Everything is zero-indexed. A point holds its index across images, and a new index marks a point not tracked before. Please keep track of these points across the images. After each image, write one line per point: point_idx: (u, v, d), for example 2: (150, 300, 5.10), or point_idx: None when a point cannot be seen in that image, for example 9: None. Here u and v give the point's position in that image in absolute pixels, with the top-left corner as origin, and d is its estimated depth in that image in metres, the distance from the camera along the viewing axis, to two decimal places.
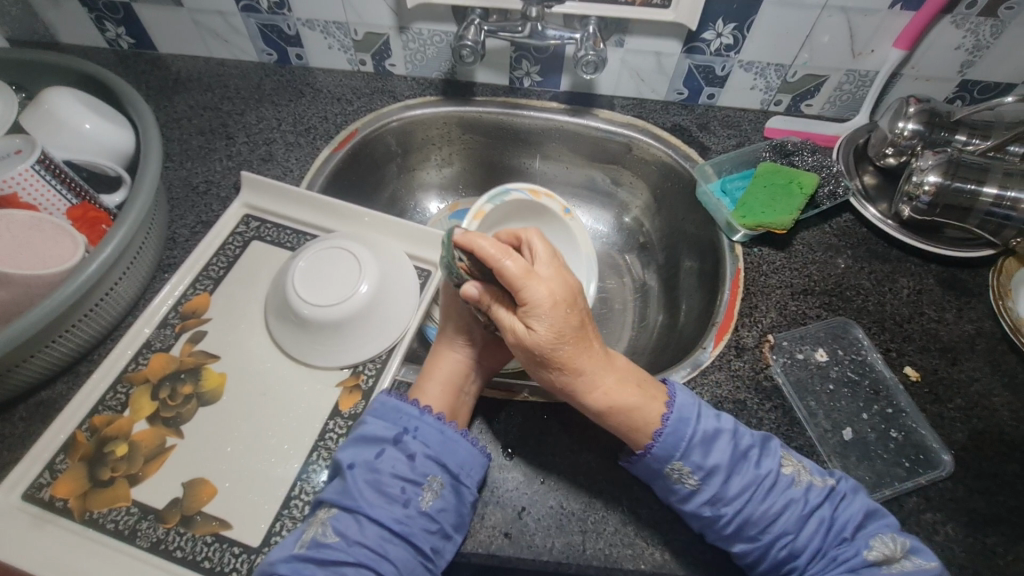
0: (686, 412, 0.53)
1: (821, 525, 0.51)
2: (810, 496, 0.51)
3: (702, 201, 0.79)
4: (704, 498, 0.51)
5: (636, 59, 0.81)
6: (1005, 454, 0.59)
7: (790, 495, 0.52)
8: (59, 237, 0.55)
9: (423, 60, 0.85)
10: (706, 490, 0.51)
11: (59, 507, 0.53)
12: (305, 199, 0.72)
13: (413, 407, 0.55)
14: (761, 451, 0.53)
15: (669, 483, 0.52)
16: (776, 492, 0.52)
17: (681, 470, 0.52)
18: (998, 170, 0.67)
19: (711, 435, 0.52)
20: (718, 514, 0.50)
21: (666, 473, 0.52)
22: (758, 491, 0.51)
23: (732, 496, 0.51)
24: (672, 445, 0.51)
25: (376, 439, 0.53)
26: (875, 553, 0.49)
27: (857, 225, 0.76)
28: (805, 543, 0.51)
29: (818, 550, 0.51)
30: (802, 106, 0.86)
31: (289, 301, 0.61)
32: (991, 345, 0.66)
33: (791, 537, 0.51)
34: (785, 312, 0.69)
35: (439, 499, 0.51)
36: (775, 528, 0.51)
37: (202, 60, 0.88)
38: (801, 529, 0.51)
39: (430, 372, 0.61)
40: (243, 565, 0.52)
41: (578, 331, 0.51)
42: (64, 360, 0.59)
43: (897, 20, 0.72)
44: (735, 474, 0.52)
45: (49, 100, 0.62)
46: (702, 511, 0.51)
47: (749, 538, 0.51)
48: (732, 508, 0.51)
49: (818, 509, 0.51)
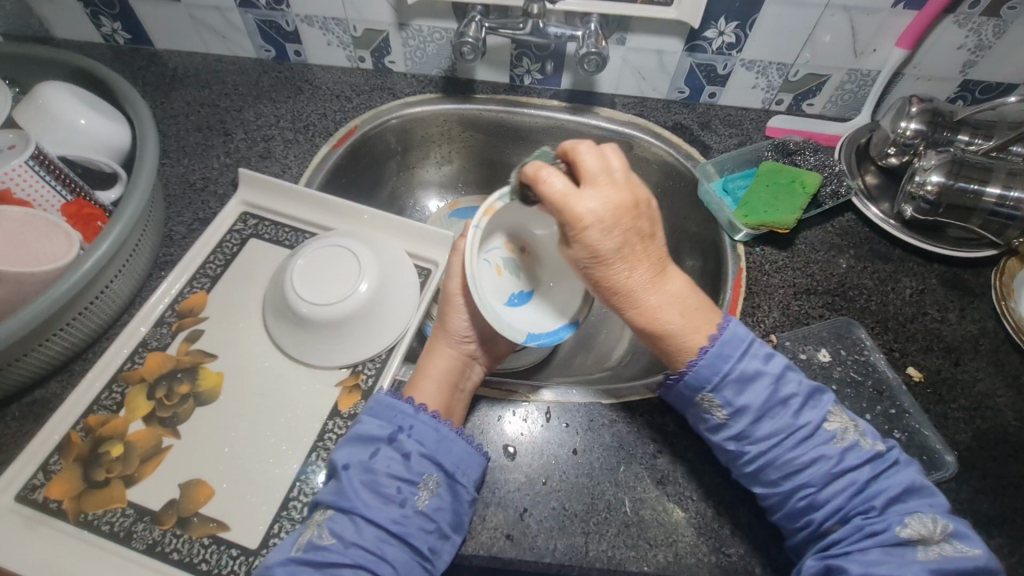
0: (727, 348, 0.49)
1: (852, 486, 0.48)
2: (847, 458, 0.49)
3: (704, 200, 0.78)
4: (730, 432, 0.50)
5: (637, 57, 0.81)
6: (1009, 455, 0.59)
7: (822, 450, 0.49)
8: (53, 234, 0.54)
9: (423, 57, 0.85)
10: (734, 425, 0.50)
11: (53, 508, 0.52)
12: (303, 196, 0.72)
13: (408, 405, 0.54)
14: (805, 403, 0.50)
15: (698, 412, 0.52)
16: (810, 444, 0.49)
17: (711, 400, 0.50)
18: (1001, 170, 0.67)
19: (750, 376, 0.49)
20: (742, 449, 0.50)
21: (696, 402, 0.51)
22: (787, 438, 0.49)
23: (759, 438, 0.49)
24: (704, 378, 0.49)
25: (371, 438, 0.52)
26: (909, 530, 0.46)
27: (860, 224, 0.76)
28: (829, 501, 0.48)
29: (841, 510, 0.48)
30: (803, 105, 0.86)
31: (288, 300, 0.61)
32: (995, 345, 0.66)
33: (813, 490, 0.48)
34: (788, 311, 0.68)
35: (434, 497, 0.51)
36: (799, 478, 0.49)
37: (200, 56, 0.87)
38: (827, 487, 0.48)
39: (425, 370, 0.60)
40: (241, 567, 0.51)
41: (624, 249, 0.50)
42: (59, 358, 0.58)
43: (899, 19, 0.72)
44: (767, 418, 0.49)
45: (44, 94, 0.61)
46: (726, 444, 0.51)
47: (768, 481, 0.50)
48: (757, 448, 0.49)
49: (854, 471, 0.48)
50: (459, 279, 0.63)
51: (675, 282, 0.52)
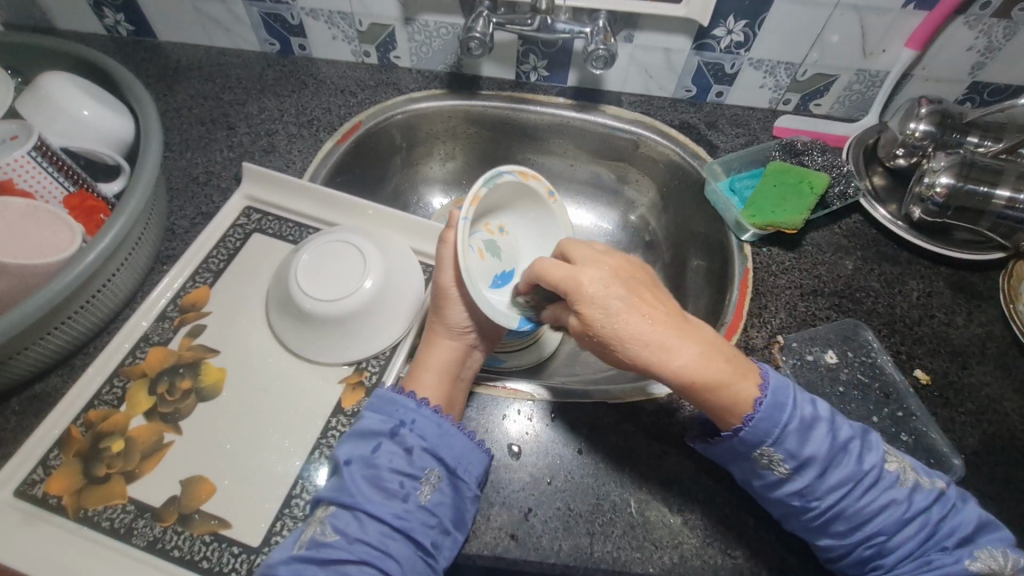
0: (781, 398, 0.48)
1: (922, 528, 0.48)
2: (915, 499, 0.48)
3: (711, 199, 0.78)
4: (796, 489, 0.48)
5: (645, 55, 0.80)
6: (1016, 459, 0.58)
7: (890, 493, 0.48)
8: (55, 226, 0.54)
9: (429, 52, 0.84)
10: (798, 480, 0.48)
11: (52, 504, 0.51)
12: (307, 191, 0.71)
13: (407, 400, 0.53)
14: (863, 446, 0.49)
15: (757, 468, 0.49)
16: (875, 490, 0.48)
17: (771, 457, 0.49)
18: (1012, 172, 0.66)
19: (809, 423, 0.48)
20: (808, 505, 0.48)
21: (754, 457, 0.49)
22: (856, 487, 0.48)
23: (827, 489, 0.48)
24: (763, 432, 0.48)
25: (372, 433, 0.52)
26: (979, 564, 0.46)
27: (867, 226, 0.75)
28: (899, 546, 0.48)
29: (912, 551, 0.48)
30: (811, 105, 0.85)
31: (292, 295, 0.60)
32: (1002, 349, 0.66)
33: (883, 537, 0.48)
34: (795, 313, 0.68)
35: (436, 492, 0.50)
36: (868, 526, 0.48)
37: (203, 49, 0.87)
38: (898, 531, 0.48)
39: (423, 361, 0.58)
40: (242, 566, 0.50)
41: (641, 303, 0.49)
42: (60, 352, 0.57)
43: (910, 19, 0.72)
44: (833, 467, 0.48)
45: (47, 85, 0.60)
46: (789, 500, 0.49)
47: (835, 533, 0.49)
48: (824, 502, 0.48)
49: (924, 512, 0.48)
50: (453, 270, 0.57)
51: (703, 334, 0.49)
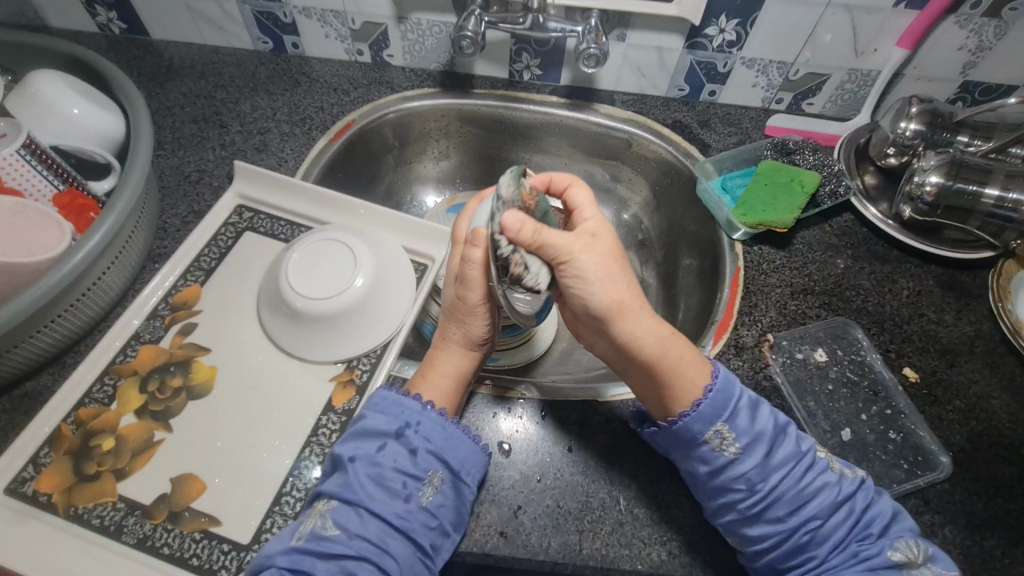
0: (730, 377, 0.52)
1: (851, 516, 0.49)
2: (845, 485, 0.50)
3: (703, 198, 0.78)
4: (741, 468, 0.50)
5: (637, 54, 0.80)
6: (1003, 457, 0.59)
7: (826, 478, 0.50)
8: (45, 225, 0.54)
9: (422, 51, 0.84)
10: (747, 459, 0.50)
11: (42, 502, 0.51)
12: (299, 189, 0.71)
13: (414, 401, 0.53)
14: (800, 432, 0.52)
15: (705, 450, 0.50)
16: (814, 473, 0.50)
17: (723, 435, 0.50)
18: (1001, 171, 0.67)
19: (755, 403, 0.52)
20: (752, 487, 0.49)
21: (704, 438, 0.50)
22: (795, 468, 0.50)
23: (771, 469, 0.50)
24: (720, 407, 0.50)
25: (378, 432, 0.52)
26: (898, 554, 0.48)
27: (858, 225, 0.75)
28: (831, 533, 0.49)
29: (841, 540, 0.49)
30: (803, 104, 0.85)
31: (282, 293, 0.60)
32: (990, 347, 0.66)
33: (818, 523, 0.49)
34: (785, 311, 0.68)
35: (439, 494, 0.50)
36: (806, 510, 0.49)
37: (196, 47, 0.86)
38: (830, 517, 0.49)
39: (435, 366, 0.57)
40: (232, 563, 0.50)
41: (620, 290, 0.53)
42: (51, 350, 0.58)
43: (901, 19, 0.72)
44: (778, 447, 0.50)
45: (36, 83, 0.60)
46: (732, 482, 0.49)
47: (773, 518, 0.49)
48: (767, 483, 0.49)
49: (852, 500, 0.50)
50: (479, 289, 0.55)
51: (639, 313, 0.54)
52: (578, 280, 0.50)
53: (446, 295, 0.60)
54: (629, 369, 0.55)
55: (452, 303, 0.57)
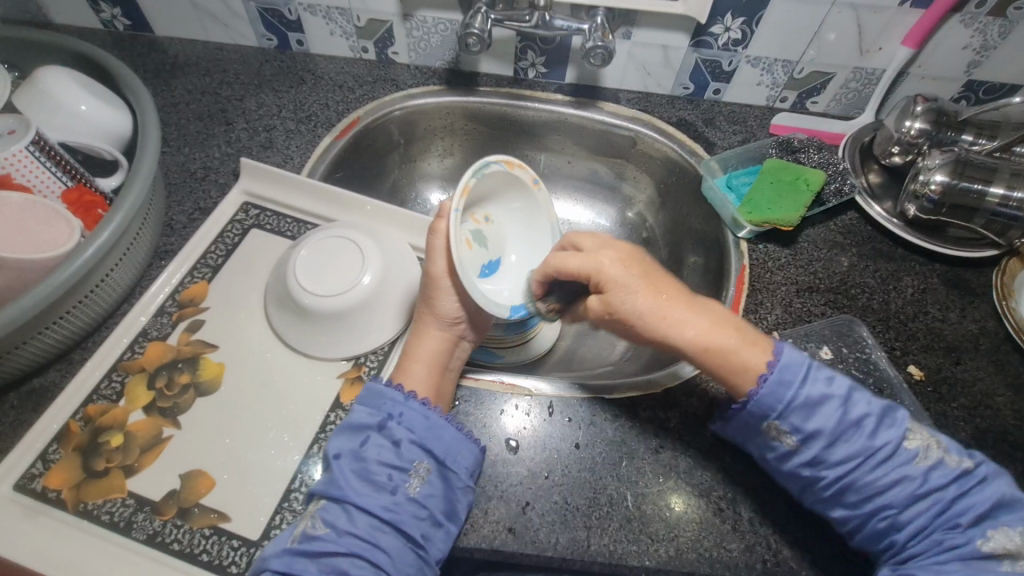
0: (788, 374, 0.47)
1: (936, 507, 0.47)
2: (932, 477, 0.47)
3: (708, 196, 0.78)
4: (803, 459, 0.49)
5: (643, 52, 0.80)
6: (1008, 454, 0.59)
7: (904, 471, 0.47)
8: (53, 221, 0.54)
9: (427, 48, 0.84)
10: (806, 452, 0.48)
11: (51, 498, 0.51)
12: (306, 187, 0.71)
13: (395, 393, 0.54)
14: (880, 422, 0.48)
15: (765, 440, 0.50)
16: (888, 465, 0.47)
17: (780, 428, 0.49)
18: (1006, 170, 0.67)
19: (818, 400, 0.48)
20: (818, 475, 0.48)
21: (762, 430, 0.49)
22: (864, 462, 0.47)
23: (834, 462, 0.48)
24: (768, 406, 0.48)
25: (361, 427, 0.52)
26: (992, 545, 0.45)
27: (862, 223, 0.76)
28: (912, 523, 0.47)
29: (926, 530, 0.47)
30: (807, 103, 0.85)
31: (290, 290, 0.60)
32: (995, 345, 0.67)
33: (895, 512, 0.47)
34: (790, 309, 0.68)
35: (425, 485, 0.50)
36: (882, 500, 0.47)
37: (201, 44, 0.86)
38: (911, 507, 0.47)
39: (412, 351, 0.58)
40: (242, 559, 0.51)
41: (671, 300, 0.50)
42: (59, 347, 0.58)
43: (906, 18, 0.72)
44: (841, 442, 0.48)
45: (43, 79, 0.60)
46: (798, 470, 0.49)
47: (847, 504, 0.49)
48: (833, 474, 0.48)
49: (940, 490, 0.47)
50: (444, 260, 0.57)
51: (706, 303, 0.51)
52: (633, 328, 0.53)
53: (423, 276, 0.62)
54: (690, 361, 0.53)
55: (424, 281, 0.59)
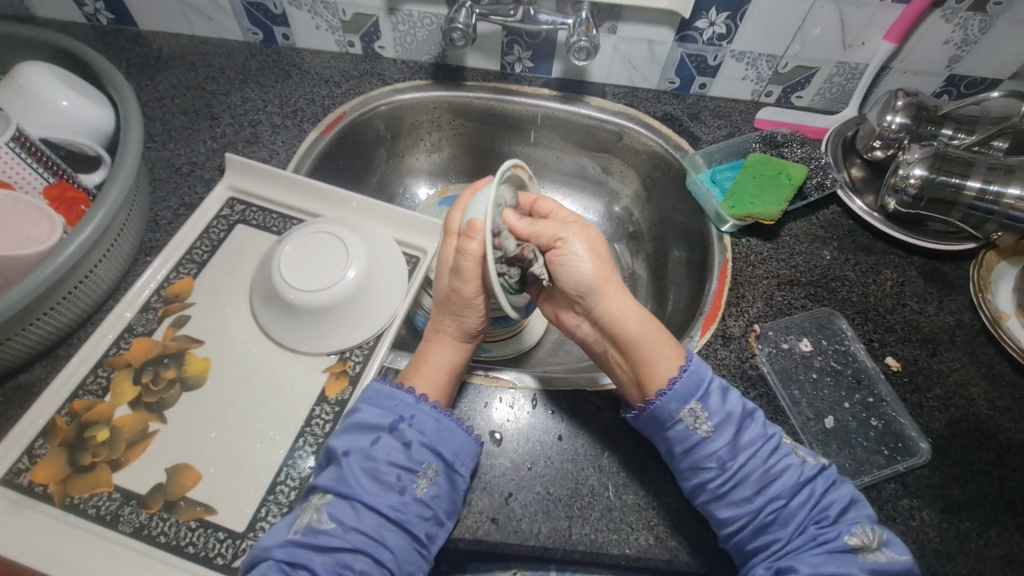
0: (706, 362, 0.55)
1: (810, 499, 0.51)
2: (806, 469, 0.52)
3: (692, 190, 0.79)
4: (712, 448, 0.52)
5: (629, 46, 0.80)
6: (981, 443, 0.61)
7: (790, 461, 0.52)
8: (35, 218, 0.54)
9: (413, 42, 0.84)
10: (717, 439, 0.52)
11: (38, 492, 0.52)
12: (292, 182, 0.71)
13: (409, 396, 0.54)
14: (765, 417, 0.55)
15: (681, 428, 0.53)
16: (779, 455, 0.53)
17: (697, 413, 0.53)
18: (982, 164, 0.68)
19: (726, 387, 0.55)
20: (723, 464, 0.52)
21: (680, 417, 0.53)
22: (761, 449, 0.52)
23: (739, 448, 0.52)
24: (693, 386, 0.53)
25: (372, 426, 0.52)
26: (855, 539, 0.49)
27: (845, 217, 0.77)
28: (793, 514, 0.51)
29: (801, 523, 0.51)
30: (792, 97, 0.86)
31: (275, 285, 0.60)
32: (971, 336, 0.68)
33: (782, 504, 0.51)
34: (772, 302, 0.69)
35: (433, 486, 0.51)
36: (771, 489, 0.51)
37: (185, 38, 0.86)
38: (793, 499, 0.51)
39: (427, 357, 0.59)
40: (228, 550, 0.51)
41: (608, 279, 0.55)
42: (43, 342, 0.58)
43: (887, 13, 0.73)
44: (744, 430, 0.53)
45: (23, 75, 0.59)
46: (705, 460, 0.52)
47: (739, 500, 0.51)
48: (734, 462, 0.52)
49: (812, 484, 0.52)
50: (474, 285, 0.56)
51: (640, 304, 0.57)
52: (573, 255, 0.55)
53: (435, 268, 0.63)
54: (607, 346, 0.58)
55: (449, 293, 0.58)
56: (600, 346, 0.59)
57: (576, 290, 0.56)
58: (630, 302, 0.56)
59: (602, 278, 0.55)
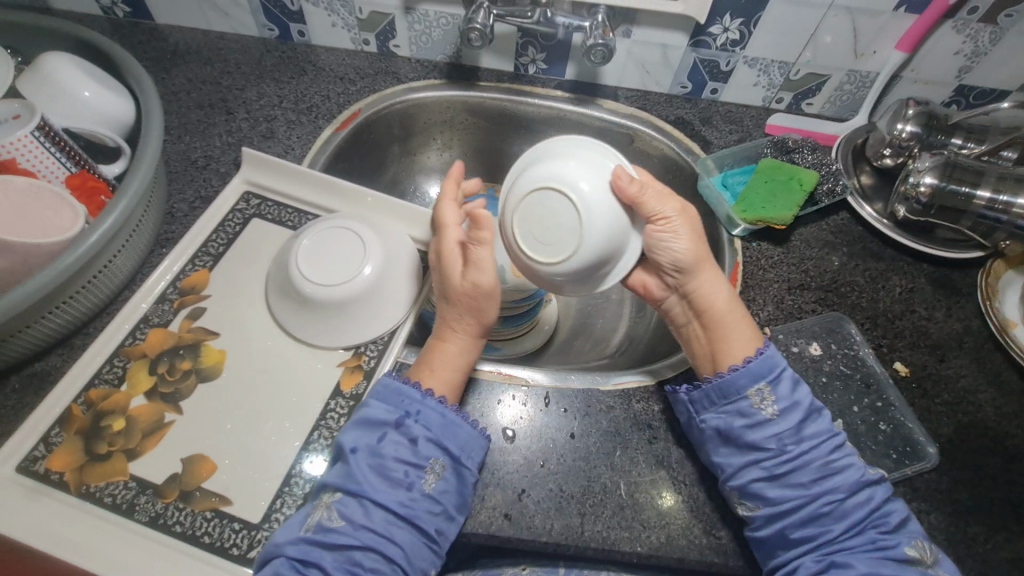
0: (781, 354, 0.56)
1: (869, 501, 0.52)
2: (868, 472, 0.53)
3: (703, 194, 0.80)
4: (776, 429, 0.53)
5: (643, 50, 0.81)
6: (987, 448, 0.61)
7: (852, 459, 0.53)
8: (59, 207, 0.54)
9: (429, 42, 0.84)
10: (783, 422, 0.53)
11: (54, 480, 0.52)
12: (308, 178, 0.72)
13: (414, 390, 0.54)
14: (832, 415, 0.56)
15: (750, 406, 0.54)
16: (841, 451, 0.53)
17: (765, 395, 0.54)
18: (992, 174, 0.69)
19: (799, 378, 0.56)
20: (784, 447, 0.53)
21: (750, 394, 0.54)
22: (826, 443, 0.53)
23: (804, 437, 0.53)
24: (768, 370, 0.55)
25: (378, 423, 0.53)
26: (912, 551, 0.50)
27: (854, 223, 0.77)
28: (849, 512, 0.51)
29: (858, 522, 0.51)
30: (802, 104, 0.87)
31: (292, 279, 0.61)
32: (978, 343, 0.69)
33: (839, 498, 0.52)
34: (782, 305, 0.70)
35: (441, 481, 0.51)
36: (830, 482, 0.52)
37: (201, 33, 0.86)
38: (851, 496, 0.52)
39: (432, 359, 0.57)
40: (243, 541, 0.52)
41: (704, 256, 0.59)
42: (61, 331, 0.58)
43: (900, 23, 0.74)
44: (810, 421, 0.54)
45: (47, 65, 0.60)
46: (767, 440, 0.53)
47: (796, 484, 0.52)
48: (798, 448, 0.53)
49: (871, 488, 0.53)
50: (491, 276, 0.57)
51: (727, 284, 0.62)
52: (672, 237, 0.57)
53: (430, 261, 0.63)
54: (690, 319, 0.62)
55: (460, 292, 0.57)
56: (684, 319, 0.62)
57: (672, 266, 0.59)
58: (718, 282, 0.60)
59: (698, 256, 0.59)
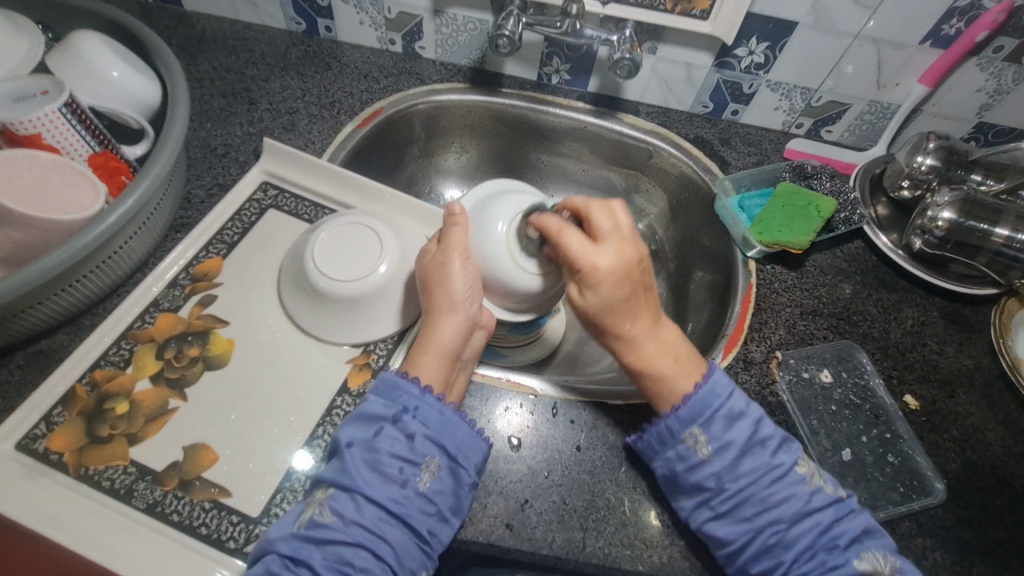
0: (718, 388, 0.53)
1: (818, 526, 0.50)
2: (815, 499, 0.51)
3: (720, 214, 0.80)
4: (710, 470, 0.51)
5: (667, 68, 0.81)
6: (994, 487, 0.61)
7: (794, 490, 0.51)
8: (80, 184, 0.54)
9: (454, 45, 0.85)
10: (716, 462, 0.52)
11: (53, 460, 0.51)
12: (328, 172, 0.72)
13: (413, 386, 0.53)
14: (779, 445, 0.53)
15: (682, 449, 0.53)
16: (782, 483, 0.51)
17: (697, 437, 0.52)
18: (1011, 213, 0.69)
19: (736, 414, 0.53)
20: (722, 487, 0.51)
21: (683, 437, 0.53)
22: (764, 477, 0.51)
23: (738, 475, 0.51)
24: (697, 411, 0.52)
25: (375, 418, 0.51)
26: (864, 564, 0.49)
27: (868, 253, 0.77)
28: (797, 539, 0.50)
29: (809, 547, 0.50)
30: (822, 131, 0.87)
31: (307, 272, 0.60)
32: (989, 381, 0.68)
33: (784, 528, 0.50)
34: (794, 330, 0.70)
35: (436, 480, 0.50)
36: (772, 513, 0.51)
37: (229, 22, 0.87)
38: (796, 524, 0.50)
39: (427, 344, 0.56)
40: (241, 534, 0.51)
41: (632, 307, 0.54)
42: (70, 310, 0.57)
43: (925, 56, 0.74)
44: (747, 456, 0.52)
45: (78, 43, 0.60)
46: (705, 482, 0.51)
47: (741, 518, 0.51)
48: (735, 486, 0.51)
49: (820, 512, 0.51)
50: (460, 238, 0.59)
51: (669, 333, 0.57)
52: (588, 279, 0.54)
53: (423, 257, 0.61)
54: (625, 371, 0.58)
55: (432, 263, 0.59)
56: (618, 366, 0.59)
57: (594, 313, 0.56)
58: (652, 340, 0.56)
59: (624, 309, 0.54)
